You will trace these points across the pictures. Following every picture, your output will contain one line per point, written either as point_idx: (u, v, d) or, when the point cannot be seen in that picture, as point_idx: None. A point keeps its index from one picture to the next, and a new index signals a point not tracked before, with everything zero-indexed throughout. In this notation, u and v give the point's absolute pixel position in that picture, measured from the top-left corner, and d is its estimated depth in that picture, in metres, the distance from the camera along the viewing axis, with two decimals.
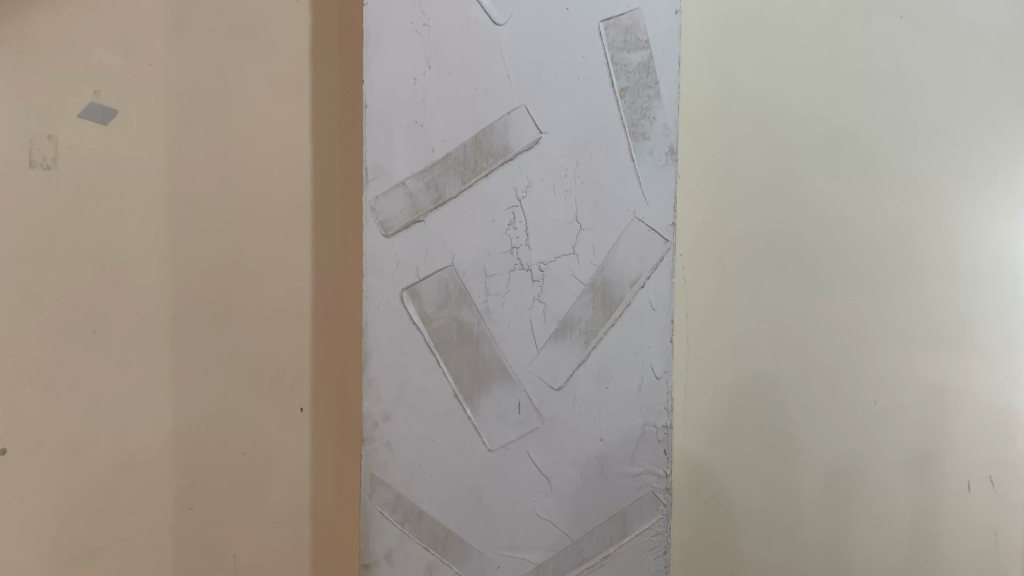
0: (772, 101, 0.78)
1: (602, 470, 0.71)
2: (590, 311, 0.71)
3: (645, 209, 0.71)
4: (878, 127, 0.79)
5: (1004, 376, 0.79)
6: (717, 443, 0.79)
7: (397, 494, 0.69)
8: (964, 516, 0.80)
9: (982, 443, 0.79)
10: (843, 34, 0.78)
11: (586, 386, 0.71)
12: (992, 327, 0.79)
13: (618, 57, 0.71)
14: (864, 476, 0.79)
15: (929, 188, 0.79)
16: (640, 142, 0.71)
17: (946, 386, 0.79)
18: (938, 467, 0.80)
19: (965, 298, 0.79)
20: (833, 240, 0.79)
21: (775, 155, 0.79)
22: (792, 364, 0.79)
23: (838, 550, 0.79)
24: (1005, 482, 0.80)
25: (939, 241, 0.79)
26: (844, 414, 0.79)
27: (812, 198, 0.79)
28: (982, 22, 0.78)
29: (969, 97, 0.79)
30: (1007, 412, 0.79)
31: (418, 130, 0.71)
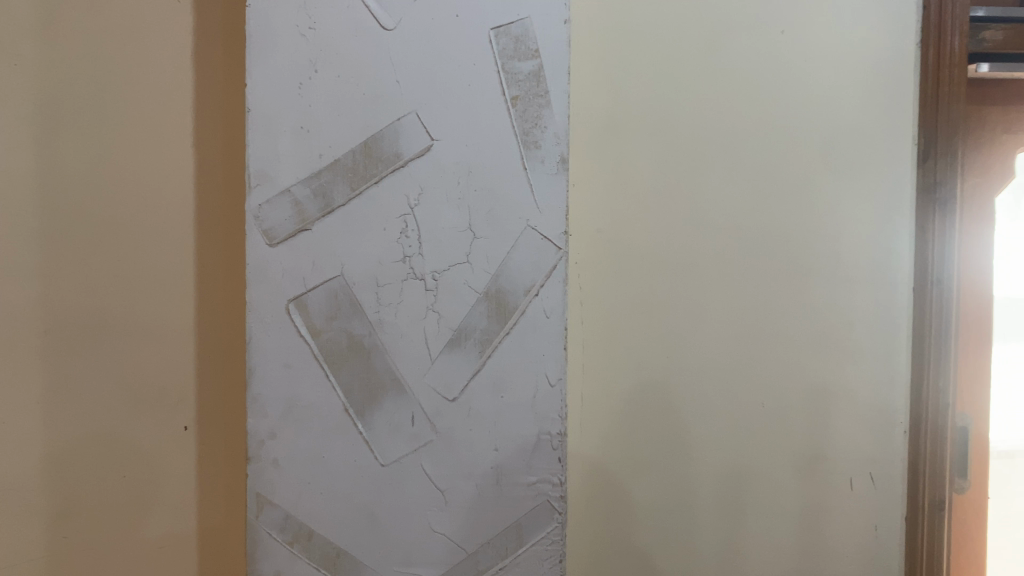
0: (660, 117, 0.86)
1: (498, 481, 0.70)
2: (485, 319, 0.70)
3: (538, 217, 0.70)
4: (758, 143, 0.86)
5: (878, 375, 0.88)
6: (615, 445, 0.87)
7: (285, 513, 0.69)
8: (845, 510, 0.88)
9: (861, 441, 0.88)
10: (725, 54, 0.86)
11: (481, 396, 0.70)
12: (867, 331, 0.88)
13: (509, 65, 0.70)
14: (753, 477, 0.88)
15: (808, 203, 0.87)
16: (531, 151, 0.70)
17: (827, 387, 0.88)
18: (823, 467, 0.88)
19: (843, 305, 0.87)
20: (722, 253, 0.87)
21: (665, 169, 0.86)
22: (680, 367, 0.87)
23: (730, 546, 0.88)
24: (883, 478, 0.89)
25: (818, 252, 0.87)
26: (734, 415, 0.87)
27: (698, 214, 0.86)
28: (844, 45, 0.87)
29: (840, 112, 0.87)
30: (883, 410, 0.88)
31: (304, 136, 0.69)
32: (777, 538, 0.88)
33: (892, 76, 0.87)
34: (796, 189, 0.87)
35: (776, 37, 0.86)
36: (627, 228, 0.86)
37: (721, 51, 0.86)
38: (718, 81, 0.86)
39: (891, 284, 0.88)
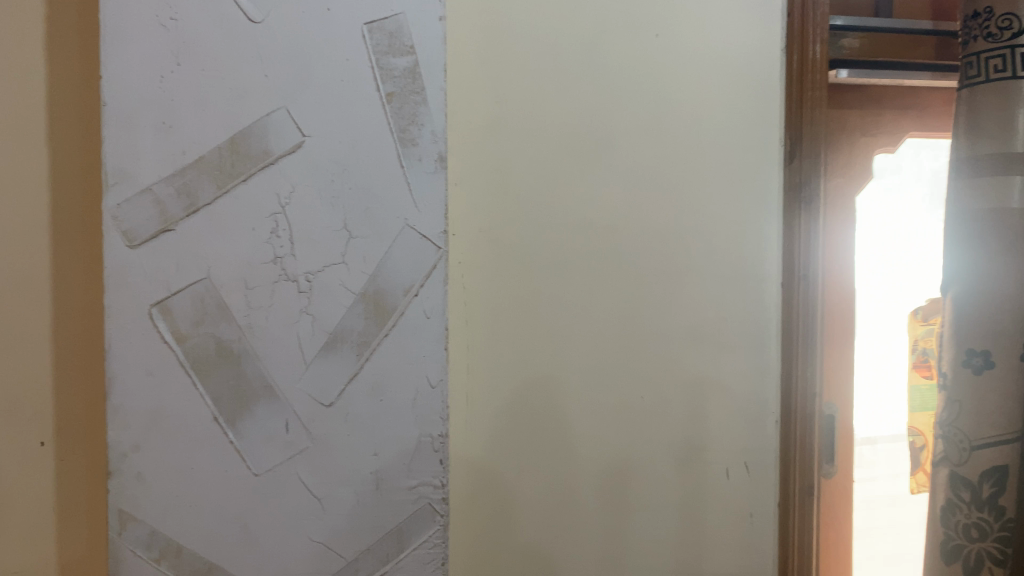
0: (541, 116, 0.86)
1: (377, 487, 0.69)
2: (362, 321, 0.68)
3: (416, 215, 0.69)
4: (635, 142, 0.88)
5: (751, 367, 0.91)
6: (499, 445, 0.87)
7: (150, 529, 0.65)
8: (721, 499, 0.91)
9: (737, 431, 0.91)
10: (602, 55, 0.87)
11: (359, 400, 0.68)
12: (740, 325, 0.91)
13: (384, 61, 0.68)
14: (635, 471, 0.89)
15: (683, 202, 0.89)
16: (408, 149, 0.69)
17: (704, 380, 0.90)
18: (701, 458, 0.91)
19: (718, 300, 0.90)
20: (603, 251, 0.88)
21: (546, 168, 0.86)
22: (562, 365, 0.88)
23: (613, 540, 0.89)
24: (757, 466, 0.92)
25: (693, 251, 0.90)
26: (617, 410, 0.89)
27: (578, 213, 0.87)
28: (717, 49, 0.89)
29: (713, 113, 0.90)
30: (756, 401, 0.91)
31: (166, 132, 0.65)
32: (657, 530, 0.90)
33: (760, 80, 0.91)
34: (672, 188, 0.89)
35: (651, 39, 0.88)
36: (508, 227, 0.86)
37: (598, 53, 0.87)
38: (596, 81, 0.87)
39: (762, 279, 0.91)
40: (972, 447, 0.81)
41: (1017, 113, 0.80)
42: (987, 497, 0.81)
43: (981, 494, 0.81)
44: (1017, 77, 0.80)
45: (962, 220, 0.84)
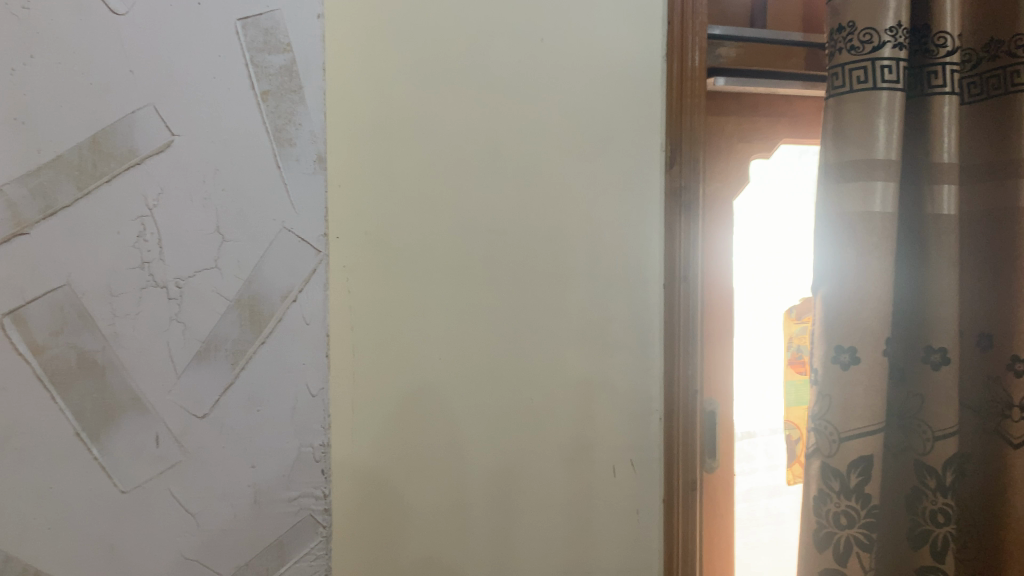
0: (426, 118, 0.85)
1: (256, 500, 0.67)
2: (238, 328, 0.66)
3: (293, 218, 0.67)
4: (521, 144, 0.89)
5: (636, 366, 0.93)
6: (386, 452, 0.85)
7: (3, 557, 0.60)
8: (608, 497, 0.93)
9: (622, 429, 0.93)
10: (487, 57, 0.87)
11: (235, 410, 0.66)
12: (624, 325, 0.93)
13: (258, 58, 0.66)
14: (523, 472, 0.90)
15: (569, 204, 0.90)
16: (285, 149, 0.67)
17: (590, 380, 0.92)
18: (588, 457, 0.92)
19: (603, 301, 0.92)
20: (489, 253, 0.88)
21: (432, 170, 0.86)
22: (450, 368, 0.87)
23: (502, 542, 0.89)
24: (642, 463, 0.94)
25: (578, 253, 0.91)
26: (504, 412, 0.89)
27: (464, 216, 0.87)
28: (600, 54, 0.91)
29: (596, 118, 0.91)
30: (641, 399, 0.93)
31: (18, 128, 0.59)
32: (545, 530, 0.91)
33: (641, 86, 0.93)
34: (558, 191, 0.90)
35: (536, 43, 0.88)
36: (394, 230, 0.85)
37: (484, 55, 0.87)
38: (482, 84, 0.87)
39: (644, 280, 0.93)
40: (841, 439, 0.85)
41: (877, 122, 0.85)
42: (854, 486, 0.85)
43: (849, 483, 0.85)
44: (878, 88, 0.85)
45: (829, 223, 0.89)
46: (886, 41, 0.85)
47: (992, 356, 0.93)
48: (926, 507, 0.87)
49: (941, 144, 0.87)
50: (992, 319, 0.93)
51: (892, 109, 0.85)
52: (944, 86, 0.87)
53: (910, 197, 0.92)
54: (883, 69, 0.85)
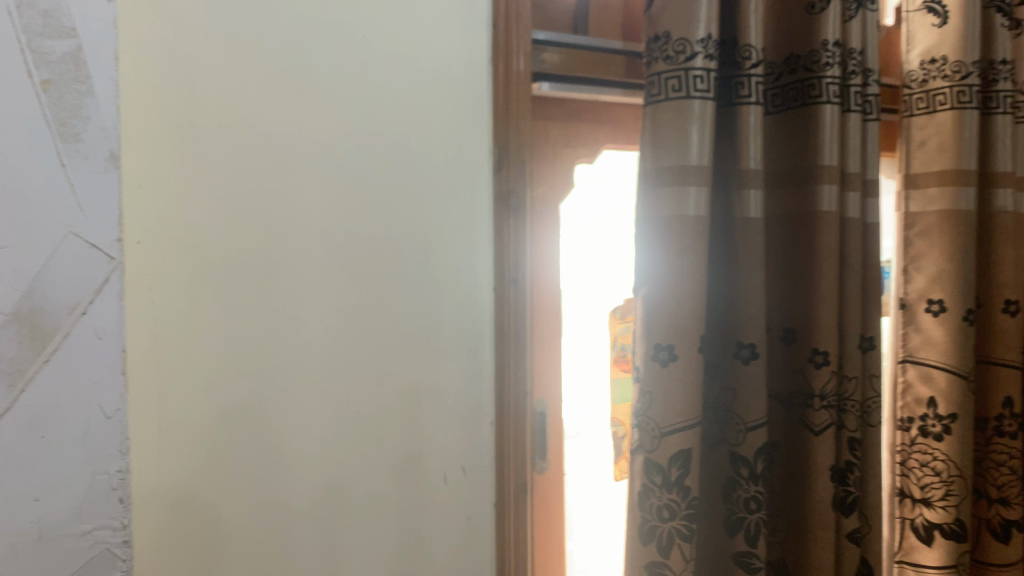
0: (240, 115, 0.80)
1: (40, 536, 0.60)
2: (16, 345, 0.59)
3: (82, 220, 0.60)
4: (344, 145, 0.85)
5: (466, 372, 0.92)
6: (200, 473, 0.79)
7: None
8: (439, 505, 0.91)
9: (453, 436, 0.91)
10: (306, 54, 0.83)
11: (13, 437, 0.58)
12: (453, 330, 0.91)
13: (37, 44, 0.59)
14: (350, 485, 0.86)
15: (394, 207, 0.88)
16: (70, 146, 0.60)
17: (420, 388, 0.90)
18: (418, 465, 0.90)
19: (432, 307, 0.90)
20: (312, 257, 0.84)
21: (247, 170, 0.81)
22: (269, 381, 0.82)
23: (329, 559, 0.86)
24: (474, 469, 0.93)
25: (405, 257, 0.88)
26: (330, 424, 0.85)
27: (283, 220, 0.82)
28: (425, 55, 0.89)
29: (421, 119, 0.89)
30: (471, 405, 0.93)
31: None
32: (373, 543, 0.88)
33: (467, 88, 0.92)
34: (384, 194, 0.87)
35: (358, 41, 0.86)
36: (204, 234, 0.79)
37: (302, 51, 0.83)
38: (300, 82, 0.83)
39: (474, 284, 0.93)
40: (662, 434, 0.88)
41: (690, 131, 0.89)
42: (675, 479, 0.88)
43: (670, 476, 0.88)
44: (691, 97, 0.89)
45: (646, 228, 0.93)
46: (698, 52, 0.89)
47: (796, 350, 0.99)
48: (741, 495, 0.92)
49: (748, 151, 0.92)
50: (796, 316, 0.99)
51: (704, 117, 0.89)
52: (749, 97, 0.92)
53: (722, 201, 0.97)
54: (695, 79, 0.89)
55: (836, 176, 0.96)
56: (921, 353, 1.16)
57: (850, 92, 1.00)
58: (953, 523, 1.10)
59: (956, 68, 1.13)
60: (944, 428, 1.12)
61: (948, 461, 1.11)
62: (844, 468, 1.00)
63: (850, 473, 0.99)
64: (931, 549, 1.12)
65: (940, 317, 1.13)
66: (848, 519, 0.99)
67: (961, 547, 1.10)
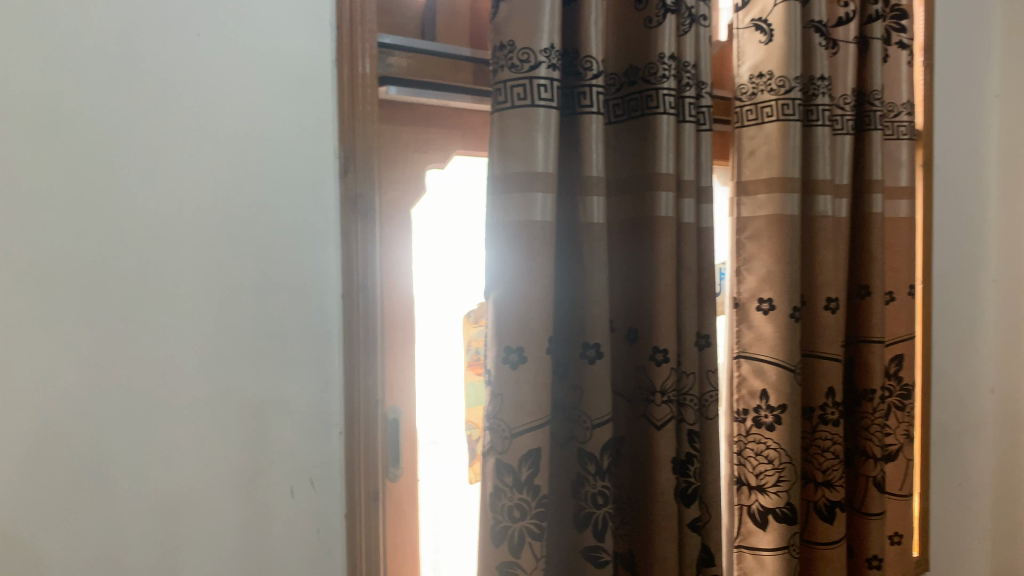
0: (61, 113, 0.75)
1: None
2: None
3: None
4: (179, 147, 0.81)
5: (313, 381, 0.90)
6: (19, 495, 0.74)
7: None
8: (286, 519, 0.89)
9: (300, 448, 0.89)
10: (136, 51, 0.79)
11: None
12: (300, 338, 0.89)
13: None
14: (189, 503, 0.83)
15: (234, 212, 0.85)
16: None
17: (264, 399, 0.87)
18: (263, 479, 0.87)
19: (276, 315, 0.88)
20: (145, 264, 0.80)
21: (70, 172, 0.76)
22: (97, 396, 0.77)
23: None
24: (322, 480, 0.91)
25: (247, 264, 0.86)
26: (166, 440, 0.81)
27: (111, 224, 0.78)
28: (266, 57, 0.87)
29: (263, 122, 0.87)
30: (320, 415, 0.91)
31: None
32: (215, 562, 0.84)
33: (311, 91, 0.90)
34: (223, 198, 0.84)
35: (192, 38, 0.82)
36: (23, 241, 0.74)
37: (131, 47, 0.78)
38: (130, 79, 0.78)
39: (321, 291, 0.91)
40: (512, 436, 0.89)
41: (536, 138, 0.91)
42: (525, 478, 0.90)
43: (520, 476, 0.90)
44: (535, 105, 0.91)
45: (495, 232, 0.93)
46: (541, 62, 0.91)
47: (638, 348, 1.04)
48: (588, 491, 0.95)
49: (590, 159, 0.95)
50: (638, 316, 1.04)
51: (548, 125, 0.92)
52: (591, 107, 0.95)
53: (567, 206, 1.00)
54: (539, 88, 0.91)
55: (672, 184, 1.01)
56: (754, 348, 1.24)
57: (685, 104, 1.06)
58: (784, 507, 1.18)
59: (780, 82, 1.21)
60: (776, 418, 1.20)
61: (780, 449, 1.19)
62: (684, 459, 1.05)
63: (691, 464, 1.05)
64: (765, 532, 1.20)
65: (770, 315, 1.21)
66: (689, 509, 1.03)
67: (792, 528, 1.18)
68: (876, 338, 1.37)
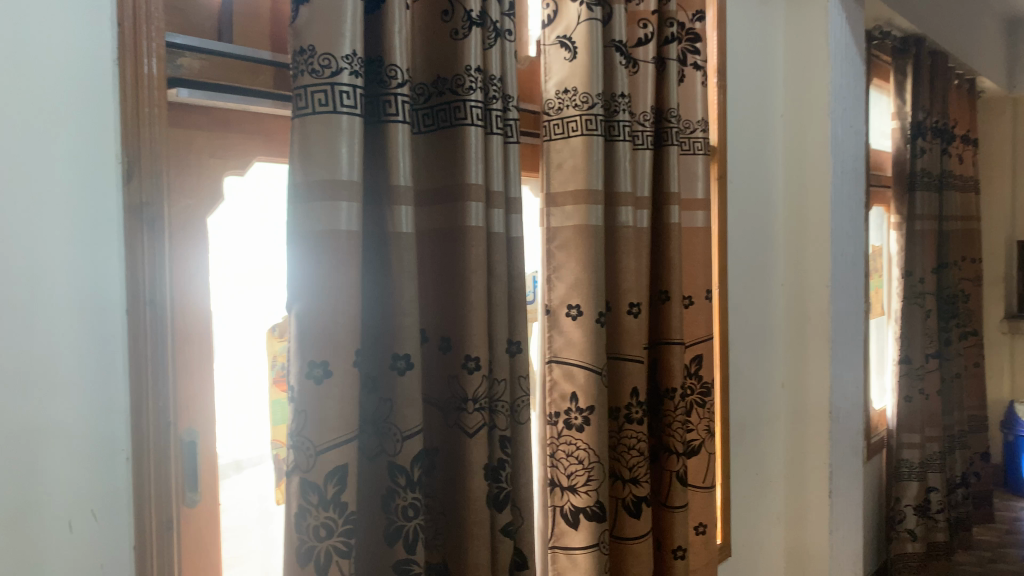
0: None
1: None
2: None
3: None
4: None
5: (93, 405, 0.83)
6: None
7: None
8: (63, 557, 0.81)
9: (79, 478, 0.82)
10: None
11: None
12: (77, 358, 0.82)
13: None
14: None
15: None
16: None
17: (35, 426, 0.79)
18: (36, 514, 0.79)
19: (49, 332, 0.80)
20: None
21: None
22: None
23: None
24: (106, 512, 0.84)
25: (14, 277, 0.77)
26: None
27: None
28: (35, 52, 0.79)
29: (32, 122, 0.79)
30: (104, 441, 0.84)
31: None
32: None
33: (90, 92, 0.83)
34: None
35: None
36: None
37: None
38: None
39: (103, 307, 0.84)
40: (317, 453, 0.86)
41: (339, 146, 0.89)
42: (331, 496, 0.87)
43: (326, 494, 0.87)
44: (338, 112, 0.89)
45: (296, 241, 0.90)
46: (343, 68, 0.90)
47: (450, 358, 1.04)
48: (399, 504, 0.94)
49: (398, 167, 0.94)
50: (449, 325, 1.04)
51: (352, 133, 0.90)
52: (397, 115, 0.94)
53: (374, 215, 0.98)
54: (341, 94, 0.89)
55: (481, 194, 1.03)
56: (564, 353, 1.28)
57: (491, 116, 1.07)
58: (594, 506, 1.23)
59: (584, 98, 1.26)
60: (585, 419, 1.24)
61: (589, 450, 1.24)
62: (496, 465, 1.06)
63: (502, 469, 1.06)
64: (577, 531, 1.24)
65: (578, 321, 1.26)
66: (501, 514, 1.05)
67: (601, 525, 1.23)
68: (676, 340, 1.46)
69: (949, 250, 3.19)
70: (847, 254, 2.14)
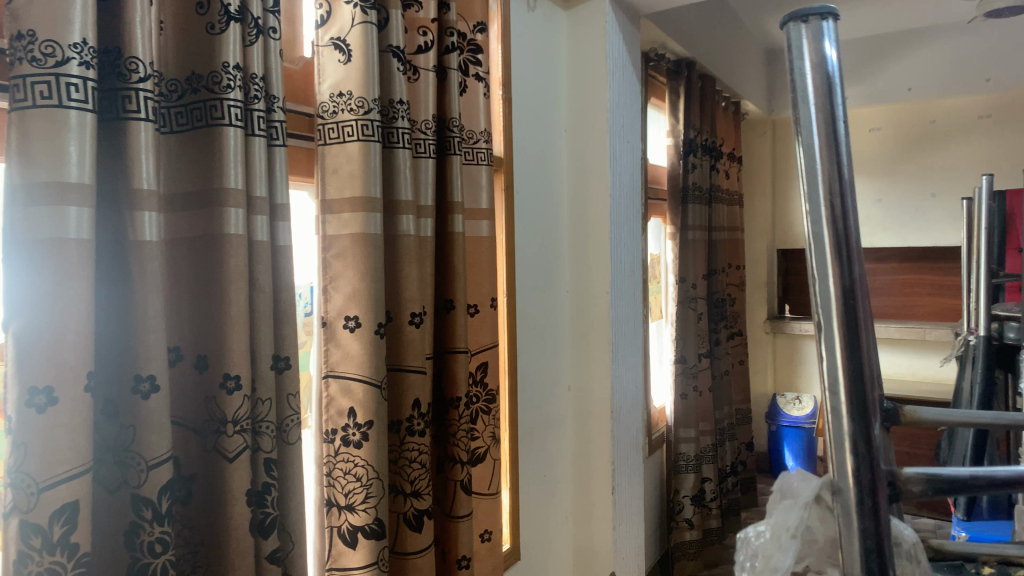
0: None
1: None
2: None
3: None
4: None
5: None
6: None
7: None
8: None
9: None
10: None
11: None
12: None
13: None
14: None
15: None
16: None
17: None
18: None
19: None
20: None
21: None
22: None
23: None
24: None
25: None
26: None
27: None
28: None
29: None
30: None
31: None
32: None
33: None
34: None
35: None
36: None
37: None
38: None
39: None
40: (40, 491, 0.76)
41: (67, 145, 0.80)
42: (57, 538, 0.77)
43: (52, 537, 0.77)
44: (65, 107, 0.79)
45: (13, 250, 0.79)
46: (72, 57, 0.80)
47: (206, 377, 0.96)
48: (144, 540, 0.85)
49: (140, 169, 0.86)
50: (206, 342, 0.96)
51: (83, 131, 0.81)
52: (138, 113, 0.86)
53: (110, 220, 0.88)
54: (69, 87, 0.80)
55: (241, 200, 0.96)
56: (341, 367, 1.23)
57: (252, 117, 1.00)
58: (372, 523, 1.20)
59: (359, 103, 1.22)
60: (364, 435, 1.21)
61: (367, 466, 1.20)
62: (261, 490, 0.99)
63: (268, 494, 1.00)
64: (355, 551, 1.20)
65: (356, 333, 1.22)
66: (267, 541, 0.99)
67: (380, 543, 1.21)
68: (460, 349, 1.46)
69: (717, 258, 3.46)
70: (625, 262, 2.26)
